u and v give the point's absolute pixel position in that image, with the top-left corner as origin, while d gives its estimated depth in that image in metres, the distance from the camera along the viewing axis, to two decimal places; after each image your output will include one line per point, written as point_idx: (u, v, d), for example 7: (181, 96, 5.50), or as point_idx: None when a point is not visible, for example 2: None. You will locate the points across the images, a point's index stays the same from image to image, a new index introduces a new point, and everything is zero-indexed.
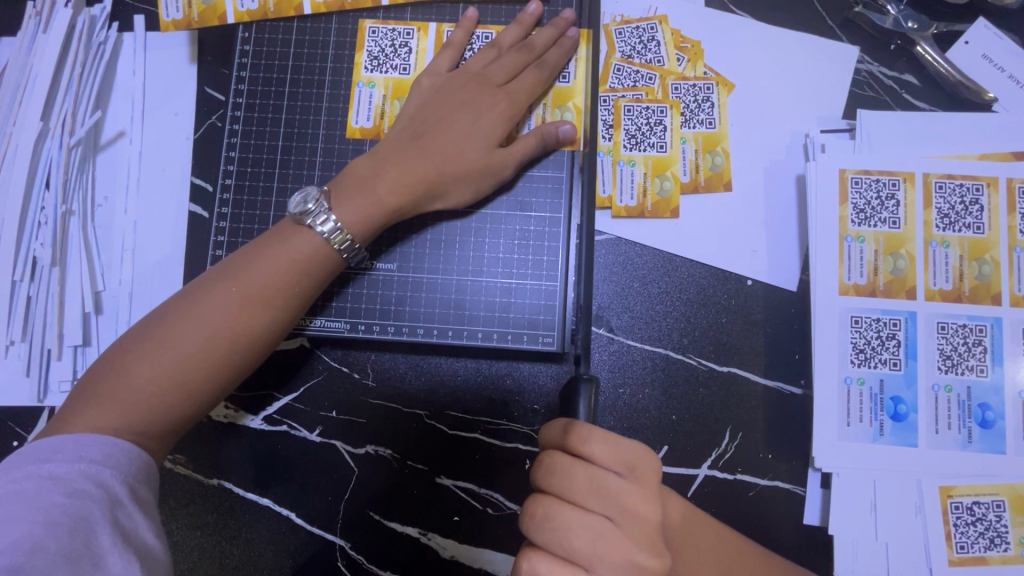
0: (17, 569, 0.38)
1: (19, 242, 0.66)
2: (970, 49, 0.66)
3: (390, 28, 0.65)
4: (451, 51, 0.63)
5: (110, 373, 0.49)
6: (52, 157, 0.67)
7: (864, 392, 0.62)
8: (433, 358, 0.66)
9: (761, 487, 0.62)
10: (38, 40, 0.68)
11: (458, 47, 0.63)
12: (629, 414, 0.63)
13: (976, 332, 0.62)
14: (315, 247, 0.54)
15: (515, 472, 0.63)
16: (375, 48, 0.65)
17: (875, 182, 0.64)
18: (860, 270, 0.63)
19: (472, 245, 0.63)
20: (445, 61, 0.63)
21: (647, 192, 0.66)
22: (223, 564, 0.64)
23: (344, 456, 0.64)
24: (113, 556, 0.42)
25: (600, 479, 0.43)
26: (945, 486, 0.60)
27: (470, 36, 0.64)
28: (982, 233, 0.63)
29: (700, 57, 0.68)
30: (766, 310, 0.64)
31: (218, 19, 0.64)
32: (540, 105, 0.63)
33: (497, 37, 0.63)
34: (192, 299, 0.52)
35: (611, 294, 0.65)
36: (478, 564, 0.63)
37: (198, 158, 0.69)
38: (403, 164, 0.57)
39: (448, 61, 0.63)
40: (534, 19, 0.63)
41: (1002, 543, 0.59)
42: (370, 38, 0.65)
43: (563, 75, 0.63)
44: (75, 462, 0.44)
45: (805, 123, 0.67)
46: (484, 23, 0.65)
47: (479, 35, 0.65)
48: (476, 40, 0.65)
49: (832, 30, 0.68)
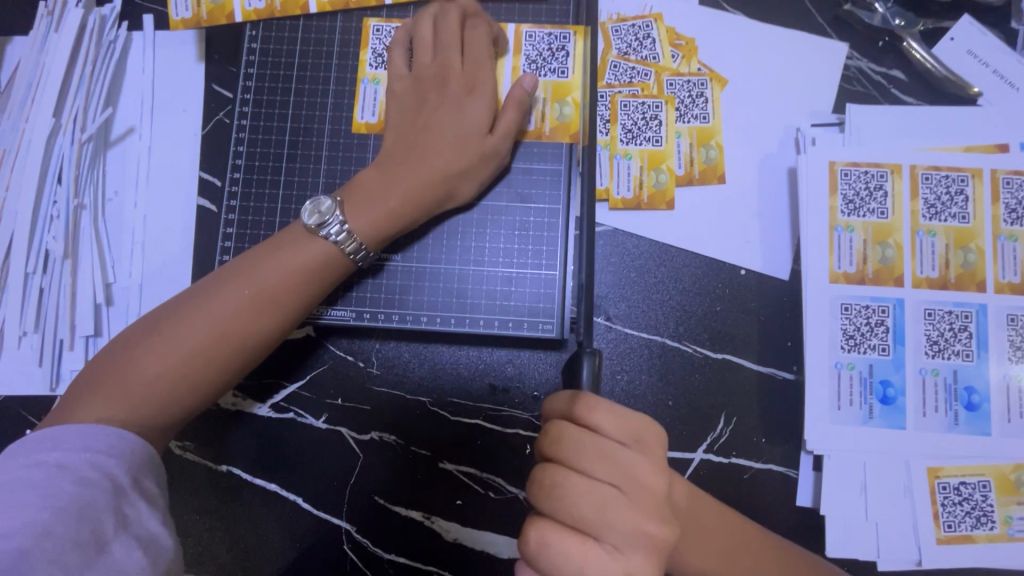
0: (27, 553, 0.40)
1: (31, 235, 0.67)
2: (956, 45, 0.69)
3: (394, 27, 0.67)
4: (400, 48, 0.64)
5: (119, 365, 0.51)
6: (64, 153, 0.68)
7: (854, 376, 0.64)
8: (435, 347, 0.67)
9: (755, 470, 0.64)
10: (50, 39, 0.70)
11: (403, 41, 0.65)
12: (626, 399, 0.65)
13: (962, 318, 0.64)
14: (326, 254, 0.56)
15: (516, 457, 0.65)
16: (379, 47, 0.67)
17: (864, 173, 0.66)
18: (850, 259, 0.65)
19: (474, 236, 0.65)
20: (400, 59, 0.64)
21: (643, 184, 0.68)
22: (231, 548, 0.66)
23: (350, 442, 0.66)
24: (117, 545, 0.44)
25: (608, 448, 0.44)
26: (933, 467, 0.62)
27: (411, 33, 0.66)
28: (968, 223, 0.65)
29: (694, 54, 0.70)
30: (759, 298, 0.66)
31: (226, 19, 0.66)
32: (540, 99, 0.65)
33: (435, 18, 0.63)
34: (201, 298, 0.54)
35: (608, 284, 0.67)
36: (480, 546, 0.64)
37: (207, 153, 0.71)
38: (404, 170, 0.59)
39: (402, 57, 0.64)
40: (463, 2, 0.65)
41: (988, 522, 0.62)
42: (376, 36, 0.67)
43: (561, 71, 0.65)
44: (82, 450, 0.46)
45: (796, 118, 0.69)
46: None
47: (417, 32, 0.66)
48: None
49: (822, 27, 0.70)
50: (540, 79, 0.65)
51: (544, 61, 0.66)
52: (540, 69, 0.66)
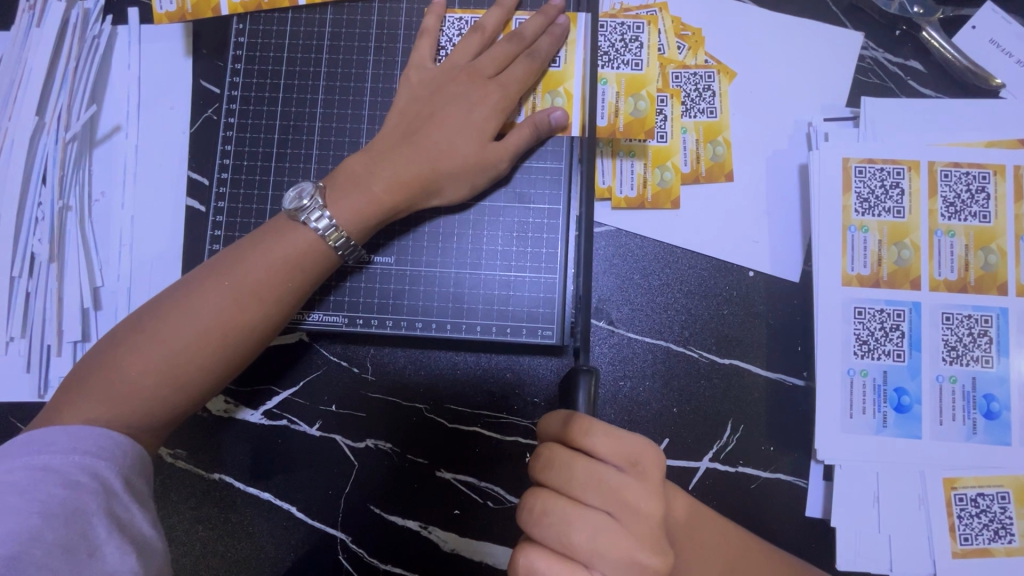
0: (14, 560, 0.39)
1: (16, 238, 0.66)
2: (977, 34, 0.65)
3: (458, 17, 0.63)
4: (429, 39, 0.62)
5: (102, 363, 0.49)
6: (48, 152, 0.66)
7: (867, 383, 0.61)
8: (431, 352, 0.65)
9: (763, 480, 0.61)
10: (32, 34, 0.67)
11: (434, 33, 0.62)
12: (629, 406, 0.63)
13: (981, 323, 0.61)
14: (311, 243, 0.54)
15: (515, 466, 0.63)
16: (442, 39, 0.63)
17: (880, 171, 0.63)
18: (864, 260, 0.62)
19: (470, 238, 0.62)
20: (426, 50, 0.61)
21: (648, 183, 0.65)
22: (225, 558, 0.64)
23: (344, 450, 0.64)
24: (109, 548, 0.43)
25: (602, 473, 0.42)
26: (949, 478, 0.60)
27: (442, 22, 0.63)
28: (989, 222, 0.62)
29: (701, 45, 0.67)
30: (768, 302, 0.63)
31: (212, 11, 0.63)
32: (612, 93, 0.61)
33: (480, 21, 0.61)
34: (187, 293, 0.52)
35: (610, 287, 0.64)
36: (478, 557, 0.63)
37: (195, 152, 0.68)
38: (397, 160, 0.56)
39: (429, 48, 0.62)
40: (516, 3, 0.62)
41: (1007, 535, 0.59)
42: (446, 25, 0.63)
43: (636, 63, 0.61)
44: (70, 453, 0.44)
45: (808, 112, 0.65)
46: (455, 8, 0.64)
47: (454, 20, 0.63)
48: (452, 25, 0.63)
49: (836, 17, 0.67)
50: (613, 70, 0.61)
51: (617, 53, 0.61)
52: (612, 61, 0.61)
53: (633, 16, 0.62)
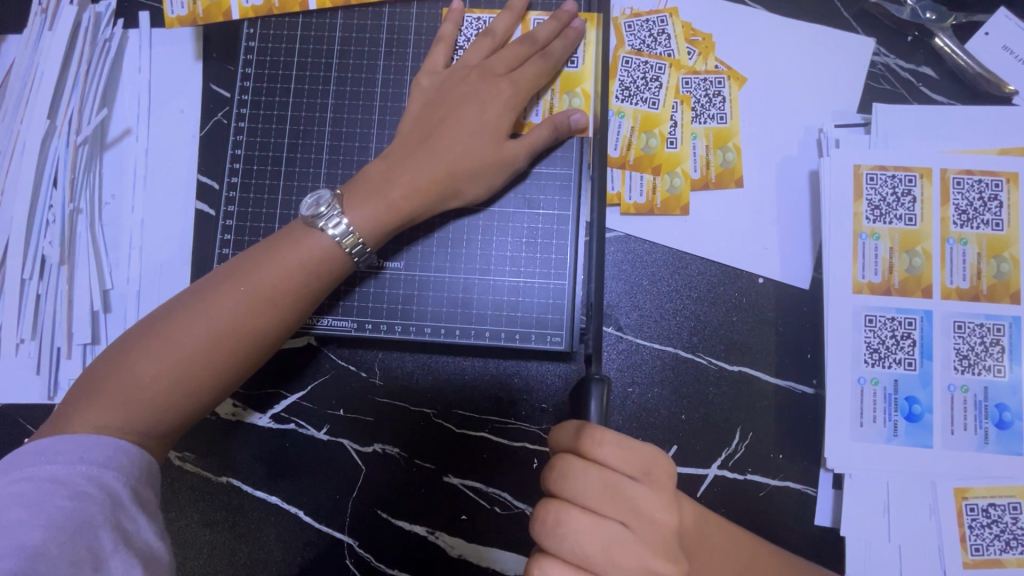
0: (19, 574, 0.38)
1: (27, 240, 0.66)
2: (991, 41, 0.65)
3: (476, 17, 0.64)
4: (444, 46, 0.62)
5: (115, 368, 0.49)
6: (59, 156, 0.67)
7: (877, 392, 0.61)
8: (440, 357, 0.65)
9: (771, 488, 0.61)
10: (44, 38, 0.68)
11: (450, 40, 0.62)
12: (639, 414, 0.62)
13: (994, 332, 0.61)
14: (326, 249, 0.54)
15: (523, 471, 0.63)
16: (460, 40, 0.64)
17: (891, 178, 0.63)
18: (875, 268, 0.62)
19: (479, 243, 0.62)
20: (440, 57, 0.61)
21: (657, 189, 0.65)
22: (232, 562, 0.64)
23: (352, 455, 0.64)
24: (115, 561, 0.43)
25: (615, 483, 0.42)
26: (960, 488, 0.60)
27: (460, 27, 0.63)
28: (1002, 230, 0.62)
29: (711, 50, 0.66)
30: (778, 309, 0.63)
31: (223, 15, 0.64)
32: (627, 127, 0.65)
33: (491, 26, 0.62)
34: (202, 298, 0.51)
35: (619, 293, 0.64)
36: (485, 563, 0.63)
37: (205, 155, 0.68)
38: (412, 166, 0.56)
39: (443, 56, 0.62)
40: (526, 6, 0.62)
41: (1018, 546, 0.59)
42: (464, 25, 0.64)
43: (653, 101, 0.65)
44: (77, 464, 0.44)
45: (819, 117, 0.65)
46: (474, 9, 0.64)
47: (472, 20, 0.64)
48: (468, 26, 0.64)
49: (847, 22, 0.66)
50: (632, 106, 0.65)
51: (638, 89, 0.65)
52: (632, 96, 0.65)
53: (657, 56, 0.66)
